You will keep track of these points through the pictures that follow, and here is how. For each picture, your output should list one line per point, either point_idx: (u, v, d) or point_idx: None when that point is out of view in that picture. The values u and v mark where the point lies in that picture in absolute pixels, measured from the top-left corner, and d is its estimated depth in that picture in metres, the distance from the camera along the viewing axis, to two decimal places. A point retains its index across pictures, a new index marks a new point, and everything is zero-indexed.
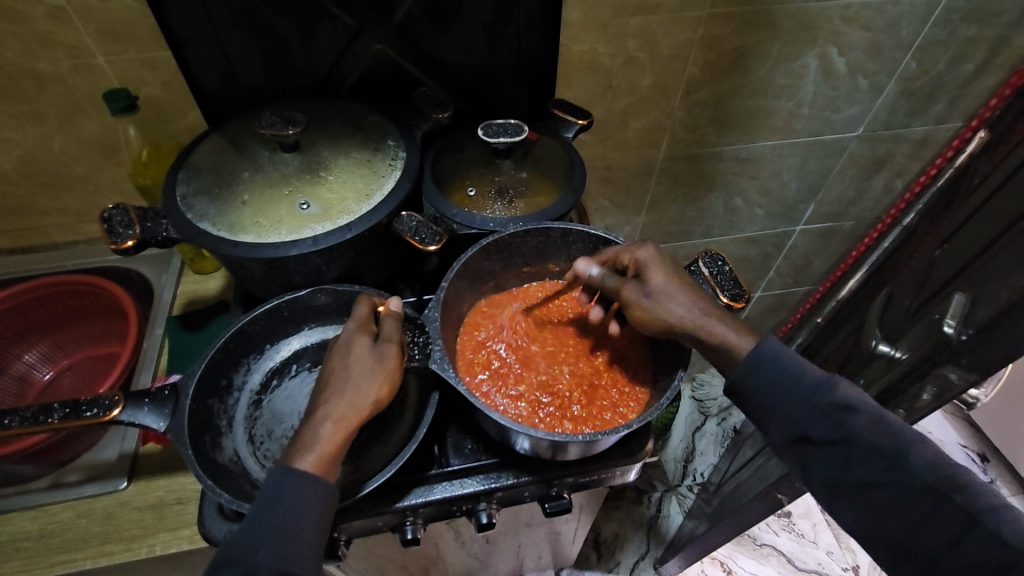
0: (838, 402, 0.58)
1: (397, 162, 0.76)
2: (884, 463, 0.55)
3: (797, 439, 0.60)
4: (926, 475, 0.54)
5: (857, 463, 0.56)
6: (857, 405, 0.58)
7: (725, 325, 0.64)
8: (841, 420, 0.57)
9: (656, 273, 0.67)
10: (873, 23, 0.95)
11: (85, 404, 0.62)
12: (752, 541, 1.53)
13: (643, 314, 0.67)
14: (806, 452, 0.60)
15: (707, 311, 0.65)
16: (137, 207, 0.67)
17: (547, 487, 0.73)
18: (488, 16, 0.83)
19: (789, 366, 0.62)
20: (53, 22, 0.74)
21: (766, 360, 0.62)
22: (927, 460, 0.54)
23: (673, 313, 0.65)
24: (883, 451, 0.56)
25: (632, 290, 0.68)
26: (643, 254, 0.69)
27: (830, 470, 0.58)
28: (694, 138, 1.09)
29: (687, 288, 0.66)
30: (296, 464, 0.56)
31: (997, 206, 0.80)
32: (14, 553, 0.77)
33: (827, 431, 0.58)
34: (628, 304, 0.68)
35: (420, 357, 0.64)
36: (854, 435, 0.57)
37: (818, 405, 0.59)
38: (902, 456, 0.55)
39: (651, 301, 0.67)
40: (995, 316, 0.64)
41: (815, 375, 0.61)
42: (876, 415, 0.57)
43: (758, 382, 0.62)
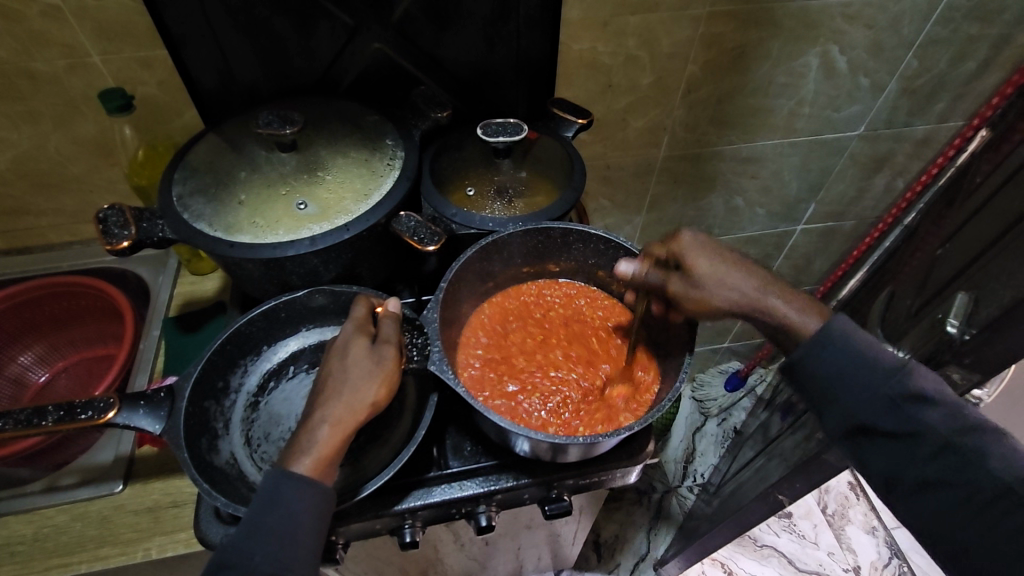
0: (911, 393, 0.57)
1: (395, 161, 0.75)
2: (957, 459, 0.55)
3: (865, 427, 0.59)
4: (1001, 475, 0.53)
5: (927, 457, 0.56)
6: (934, 397, 0.56)
7: (783, 304, 0.63)
8: (915, 414, 0.56)
9: (701, 262, 0.65)
10: (874, 22, 0.95)
11: (80, 406, 0.61)
12: (753, 542, 1.52)
13: (697, 304, 0.65)
14: (872, 441, 0.59)
15: (760, 293, 0.63)
16: (132, 207, 0.67)
17: (547, 489, 0.72)
18: (487, 15, 0.82)
19: (859, 352, 0.59)
20: (49, 21, 0.73)
21: (836, 340, 0.60)
22: (1005, 459, 0.54)
23: (728, 301, 0.64)
24: (956, 446, 0.55)
25: (678, 284, 0.66)
26: (683, 243, 0.66)
27: (896, 460, 0.58)
28: (694, 138, 1.08)
29: (736, 271, 0.64)
30: (293, 468, 0.55)
31: (1000, 205, 0.79)
32: (10, 556, 0.77)
33: (898, 423, 0.57)
34: (676, 297, 0.66)
35: (419, 359, 0.63)
36: (928, 429, 0.56)
37: (891, 396, 0.57)
38: (980, 453, 0.54)
39: (703, 291, 0.64)
40: (998, 316, 0.64)
41: (890, 360, 0.58)
42: (954, 407, 0.56)
43: (823, 367, 0.60)
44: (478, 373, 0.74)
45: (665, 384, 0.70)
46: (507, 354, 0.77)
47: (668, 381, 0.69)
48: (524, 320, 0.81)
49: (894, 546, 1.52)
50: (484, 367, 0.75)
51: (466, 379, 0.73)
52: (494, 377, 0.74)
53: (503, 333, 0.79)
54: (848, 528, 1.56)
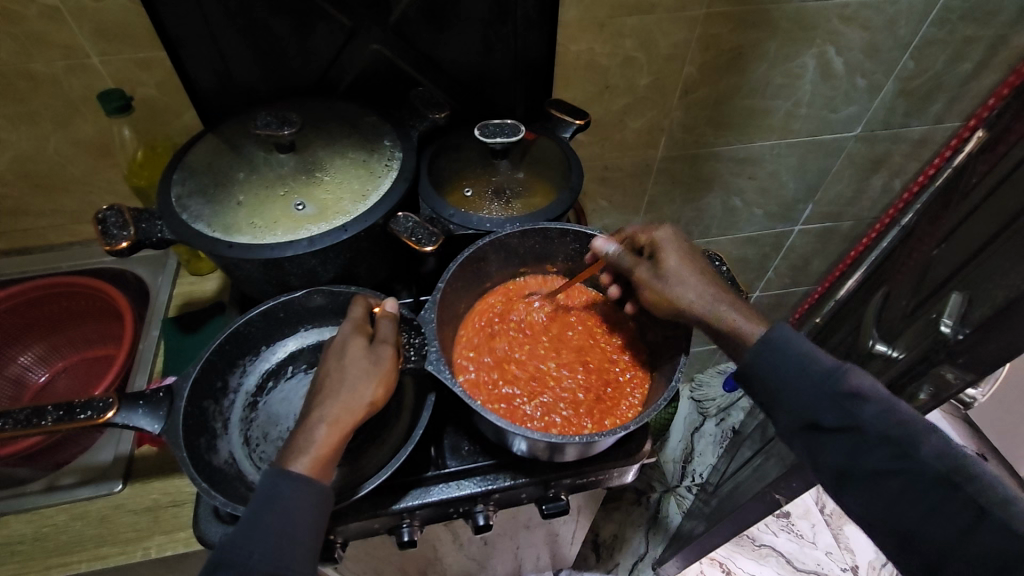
0: (848, 390, 0.57)
1: (393, 162, 0.76)
2: (891, 451, 0.55)
3: (807, 424, 0.59)
4: (934, 466, 0.53)
5: (867, 451, 0.56)
6: (868, 394, 0.56)
7: (737, 311, 0.65)
8: (851, 409, 0.57)
9: (670, 257, 0.68)
10: (870, 23, 0.95)
11: (79, 406, 0.61)
12: (751, 542, 1.53)
13: (657, 296, 0.68)
14: (816, 439, 0.59)
15: (718, 298, 0.65)
16: (131, 208, 0.67)
17: (544, 488, 0.73)
18: (484, 16, 0.82)
19: (800, 353, 0.61)
20: (48, 22, 0.73)
21: (777, 346, 0.62)
22: (937, 449, 0.54)
23: (683, 297, 0.66)
24: (892, 440, 0.55)
25: (646, 273, 0.69)
26: (659, 236, 0.70)
27: (838, 457, 0.58)
28: (692, 138, 1.08)
29: (699, 274, 0.67)
30: (291, 467, 0.55)
31: (996, 204, 0.80)
32: (11, 556, 0.77)
33: (836, 420, 0.57)
34: (639, 283, 0.70)
35: (416, 359, 0.63)
36: (864, 424, 0.56)
37: (830, 394, 0.58)
38: (913, 445, 0.54)
39: (664, 284, 0.67)
40: (992, 316, 0.64)
41: (827, 363, 0.59)
42: (888, 403, 0.56)
43: (768, 368, 0.61)
44: (474, 379, 0.73)
45: (659, 383, 0.70)
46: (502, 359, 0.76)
47: (664, 381, 0.69)
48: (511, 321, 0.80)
49: None
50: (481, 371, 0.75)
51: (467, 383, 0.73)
52: (491, 379, 0.74)
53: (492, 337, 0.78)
54: (847, 528, 1.56)
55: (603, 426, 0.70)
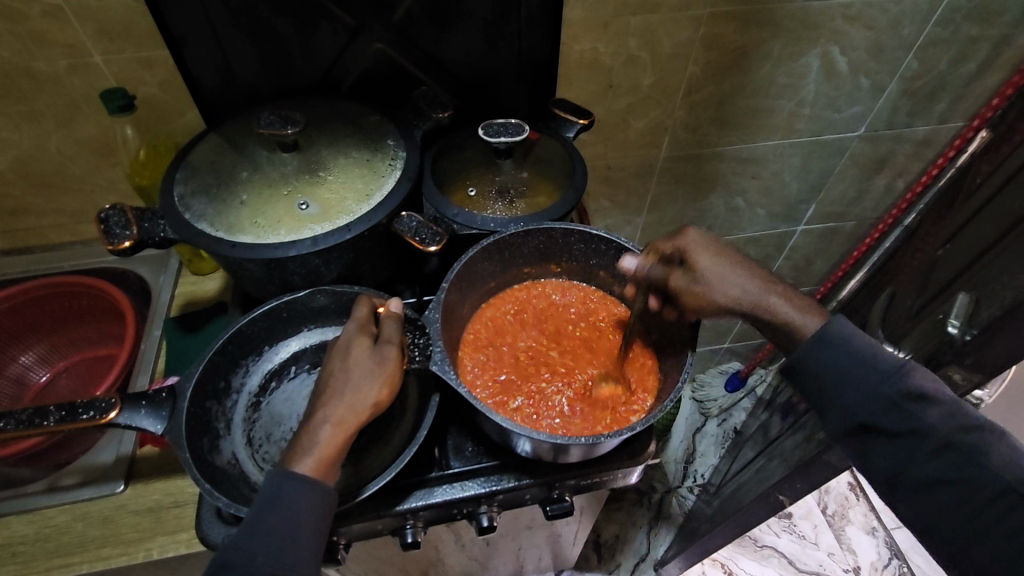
0: (912, 391, 0.57)
1: (396, 161, 0.75)
2: (956, 458, 0.55)
3: (866, 427, 0.59)
4: (1003, 475, 0.53)
5: (928, 456, 0.56)
6: (934, 396, 0.56)
7: (787, 303, 0.64)
8: (917, 412, 0.56)
9: (706, 256, 0.66)
10: (874, 23, 0.95)
11: (81, 406, 0.61)
12: (753, 543, 1.52)
13: (697, 298, 0.66)
14: (873, 442, 0.59)
15: (764, 292, 0.64)
16: (133, 207, 0.67)
17: (548, 489, 0.72)
18: (488, 15, 0.82)
19: (860, 351, 0.60)
20: (50, 21, 0.73)
21: (832, 342, 0.61)
22: (1003, 457, 0.54)
23: (731, 299, 0.64)
24: (955, 446, 0.55)
25: (681, 278, 0.67)
26: (688, 240, 0.68)
27: (895, 460, 0.57)
28: (695, 138, 1.08)
29: (739, 269, 0.66)
30: (295, 468, 0.55)
31: (1001, 205, 0.79)
32: (11, 557, 0.76)
33: (898, 423, 0.57)
34: (678, 292, 0.67)
35: (420, 359, 0.63)
36: (930, 427, 0.56)
37: (893, 395, 0.57)
38: (978, 452, 0.54)
39: (704, 285, 0.65)
40: (999, 316, 0.64)
41: (888, 360, 0.59)
42: (954, 407, 0.56)
43: (826, 366, 0.61)
44: (487, 381, 0.74)
45: (664, 387, 0.70)
46: (514, 360, 0.76)
47: (669, 382, 0.69)
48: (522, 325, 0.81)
49: (894, 546, 1.52)
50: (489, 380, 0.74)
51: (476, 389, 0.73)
52: (501, 388, 0.73)
53: (504, 340, 0.79)
54: (848, 529, 1.56)
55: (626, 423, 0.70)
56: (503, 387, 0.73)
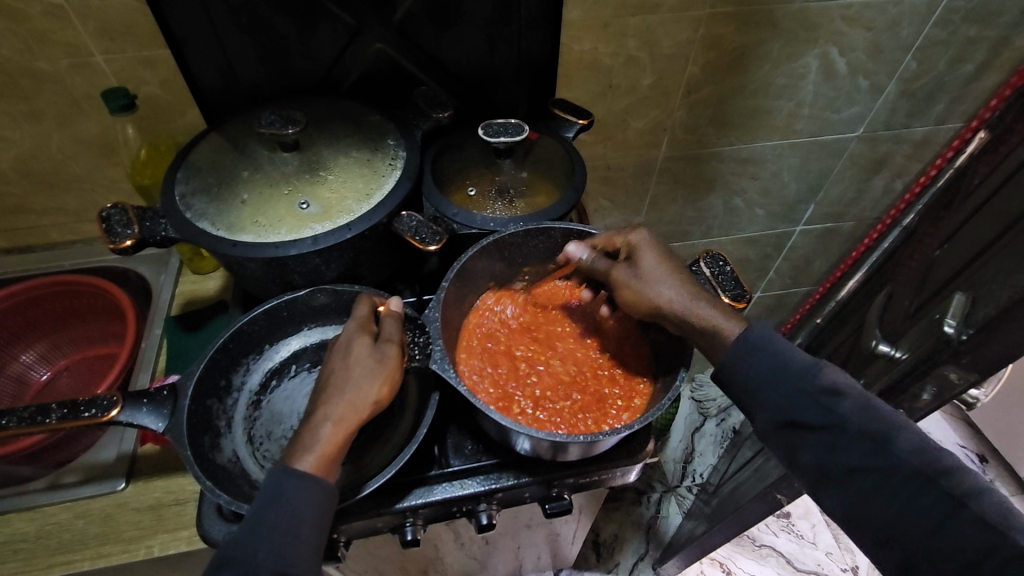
0: (824, 385, 0.58)
1: (397, 161, 0.76)
2: (869, 447, 0.55)
3: (786, 422, 0.59)
4: (910, 459, 0.53)
5: (846, 446, 0.56)
6: (845, 390, 0.58)
7: (713, 310, 0.64)
8: (829, 404, 0.57)
9: (648, 257, 0.69)
10: (873, 24, 0.95)
11: (83, 405, 0.61)
12: (752, 542, 1.53)
13: (633, 295, 0.69)
14: (795, 438, 0.59)
15: (697, 297, 0.65)
16: (135, 206, 0.67)
17: (548, 487, 0.73)
18: (488, 16, 0.82)
19: (778, 351, 0.61)
20: (52, 21, 0.74)
21: (753, 345, 0.62)
22: (914, 443, 0.54)
23: (661, 299, 0.66)
24: (868, 436, 0.55)
25: (624, 273, 0.70)
26: (635, 238, 0.70)
27: (816, 453, 0.57)
28: (695, 138, 1.09)
29: (676, 273, 0.67)
30: (297, 464, 0.55)
31: (998, 206, 0.80)
32: (13, 554, 0.77)
33: (814, 415, 0.58)
34: (619, 283, 0.70)
35: (420, 358, 0.63)
36: (843, 418, 0.57)
37: (807, 388, 0.58)
38: (889, 438, 0.55)
39: (641, 284, 0.68)
40: (995, 316, 0.64)
41: (802, 360, 0.61)
42: (864, 400, 0.57)
43: (749, 368, 0.61)
44: (485, 388, 0.73)
45: (662, 385, 0.70)
46: (510, 365, 0.76)
47: (668, 380, 0.69)
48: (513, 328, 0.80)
49: None
50: (488, 381, 0.74)
51: (478, 391, 0.72)
52: (500, 389, 0.73)
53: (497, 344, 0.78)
54: None
55: (625, 421, 0.71)
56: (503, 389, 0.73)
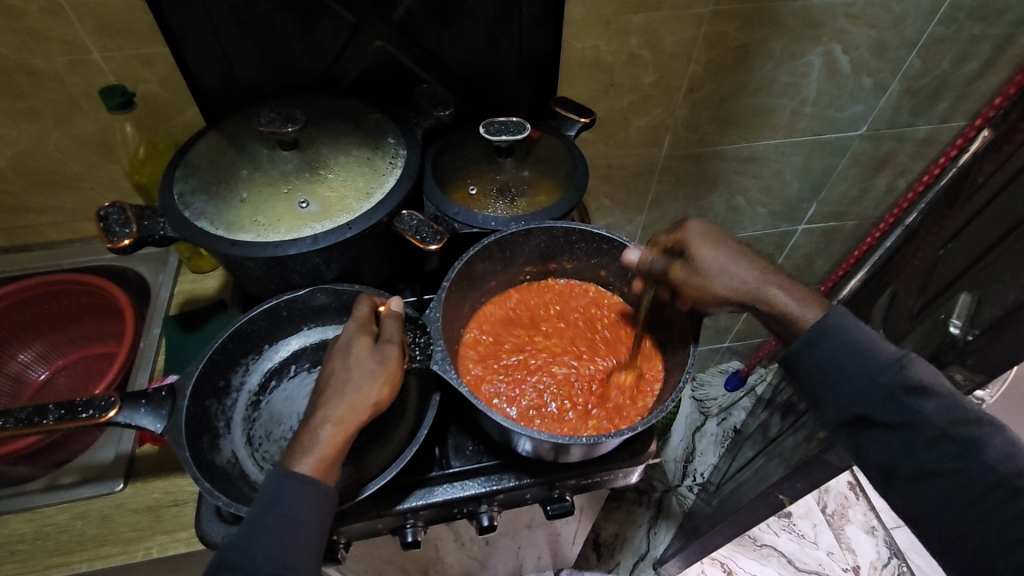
0: (908, 384, 0.56)
1: (397, 159, 0.75)
2: (952, 451, 0.54)
3: (860, 417, 0.58)
4: (998, 467, 0.52)
5: (926, 448, 0.55)
6: (931, 389, 0.56)
7: (789, 294, 0.64)
8: (912, 404, 0.56)
9: (704, 249, 0.67)
10: (877, 22, 0.94)
11: (81, 405, 0.61)
12: (752, 542, 1.52)
13: (698, 290, 0.66)
14: (871, 434, 0.58)
15: (766, 278, 0.65)
16: (133, 206, 0.66)
17: (549, 489, 0.72)
18: (490, 13, 0.82)
19: (861, 343, 0.59)
20: (48, 17, 0.73)
21: (829, 334, 0.60)
22: (1000, 450, 0.53)
23: (731, 288, 0.65)
24: (951, 439, 0.54)
25: (680, 270, 0.67)
26: (689, 232, 0.69)
27: (892, 452, 0.57)
28: (697, 137, 1.08)
29: (738, 259, 0.66)
30: (295, 467, 0.55)
31: (1004, 205, 0.79)
32: (10, 555, 0.76)
33: (894, 413, 0.56)
34: (679, 282, 0.68)
35: (421, 358, 0.63)
36: (924, 419, 0.55)
37: (888, 386, 0.57)
38: (973, 443, 0.53)
39: (703, 277, 0.66)
40: (1000, 317, 0.64)
41: (886, 354, 0.58)
42: (951, 400, 0.55)
43: (821, 357, 0.61)
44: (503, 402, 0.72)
45: (668, 385, 0.69)
46: (503, 370, 0.75)
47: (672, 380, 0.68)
48: (501, 332, 0.79)
49: (894, 545, 1.52)
50: (500, 394, 0.72)
51: (500, 405, 0.71)
52: (520, 398, 0.72)
53: (486, 348, 0.77)
54: (847, 528, 1.56)
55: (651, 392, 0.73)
56: (522, 399, 0.72)
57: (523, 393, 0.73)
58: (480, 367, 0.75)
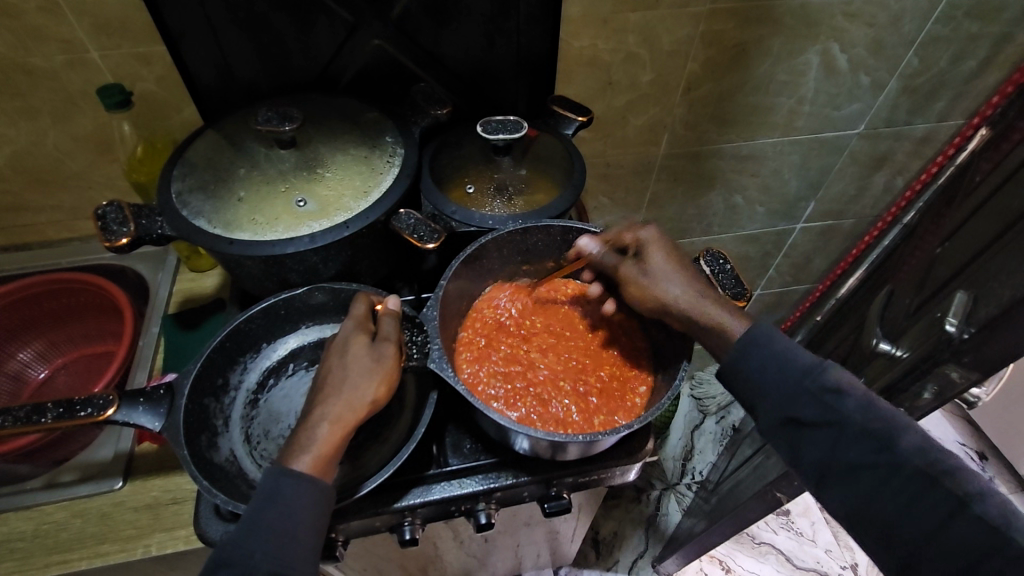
0: (827, 384, 0.57)
1: (394, 158, 0.75)
2: (873, 446, 0.54)
3: (787, 420, 0.58)
4: (916, 459, 0.53)
5: (849, 445, 0.55)
6: (848, 388, 0.57)
7: (719, 310, 0.64)
8: (833, 403, 0.56)
9: (655, 254, 0.69)
10: (875, 20, 0.94)
11: (79, 404, 0.61)
12: (751, 540, 1.53)
13: (637, 292, 0.69)
14: (797, 435, 0.58)
15: (702, 294, 0.65)
16: (131, 205, 0.67)
17: (547, 486, 0.72)
18: (487, 11, 0.82)
19: (781, 349, 0.60)
20: (47, 16, 0.73)
21: (755, 344, 0.61)
22: (915, 442, 0.54)
23: (665, 296, 0.66)
24: (872, 435, 0.55)
25: (630, 268, 0.70)
26: (644, 235, 0.70)
27: (818, 451, 0.57)
28: (695, 136, 1.08)
29: (683, 271, 0.67)
30: (292, 466, 0.55)
31: (1001, 203, 0.79)
32: (9, 553, 0.77)
33: (816, 413, 0.57)
34: (625, 279, 0.71)
35: (419, 357, 0.63)
36: (846, 417, 0.56)
37: (809, 386, 0.58)
38: (892, 438, 0.54)
39: (644, 280, 0.68)
40: (996, 315, 0.64)
41: (805, 360, 0.60)
42: (867, 399, 0.56)
43: (749, 364, 0.61)
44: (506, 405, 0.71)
45: (664, 383, 0.70)
46: (500, 370, 0.74)
47: (668, 378, 0.68)
48: (493, 333, 0.78)
49: None
50: (502, 398, 0.71)
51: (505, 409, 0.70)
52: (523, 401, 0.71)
53: (481, 350, 0.76)
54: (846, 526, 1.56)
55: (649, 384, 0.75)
56: (524, 401, 0.71)
57: (525, 396, 0.72)
58: (476, 370, 0.74)
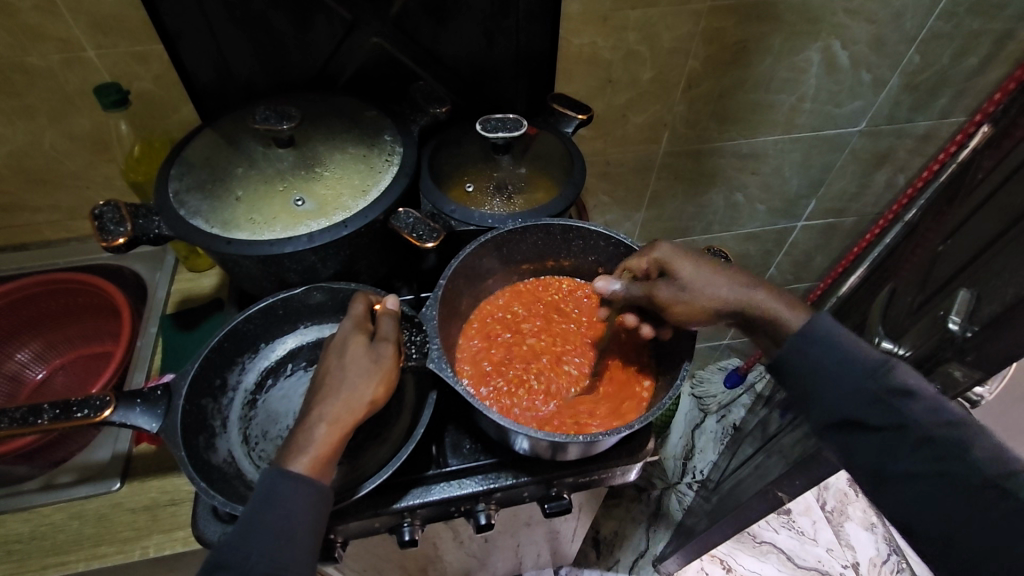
0: (895, 386, 0.55)
1: (393, 157, 0.74)
2: (940, 454, 0.53)
3: (848, 421, 0.57)
4: (986, 469, 0.51)
5: (911, 451, 0.54)
6: (915, 391, 0.55)
7: (771, 299, 0.62)
8: (901, 408, 0.54)
9: (683, 265, 0.65)
10: (876, 17, 0.94)
11: (75, 405, 0.60)
12: (752, 539, 1.52)
13: (686, 309, 0.64)
14: (857, 436, 0.57)
15: (749, 287, 0.63)
16: (128, 204, 0.66)
17: (547, 487, 0.72)
18: (486, 10, 0.81)
19: (845, 345, 0.58)
20: (43, 15, 0.72)
21: (816, 342, 0.59)
22: (986, 451, 0.52)
23: (716, 301, 0.63)
24: (939, 442, 0.53)
25: (666, 290, 0.65)
26: (661, 252, 0.66)
27: (880, 456, 0.55)
28: (695, 134, 1.08)
29: (717, 271, 0.64)
30: (290, 466, 0.54)
31: (1004, 201, 0.79)
32: (6, 555, 0.76)
33: (883, 416, 0.55)
34: (665, 304, 0.65)
35: (417, 357, 0.63)
36: (912, 422, 0.54)
37: (874, 389, 0.55)
38: (962, 446, 0.52)
39: (689, 294, 0.64)
40: (1000, 313, 0.63)
41: (871, 358, 0.57)
42: (936, 403, 0.54)
43: (813, 359, 0.59)
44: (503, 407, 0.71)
45: (665, 382, 0.69)
46: (500, 371, 0.74)
47: (669, 378, 0.68)
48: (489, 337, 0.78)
49: (893, 543, 1.52)
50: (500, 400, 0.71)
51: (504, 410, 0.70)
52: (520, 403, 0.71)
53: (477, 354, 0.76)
54: (847, 524, 1.56)
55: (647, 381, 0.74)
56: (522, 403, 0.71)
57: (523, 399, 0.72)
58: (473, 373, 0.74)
